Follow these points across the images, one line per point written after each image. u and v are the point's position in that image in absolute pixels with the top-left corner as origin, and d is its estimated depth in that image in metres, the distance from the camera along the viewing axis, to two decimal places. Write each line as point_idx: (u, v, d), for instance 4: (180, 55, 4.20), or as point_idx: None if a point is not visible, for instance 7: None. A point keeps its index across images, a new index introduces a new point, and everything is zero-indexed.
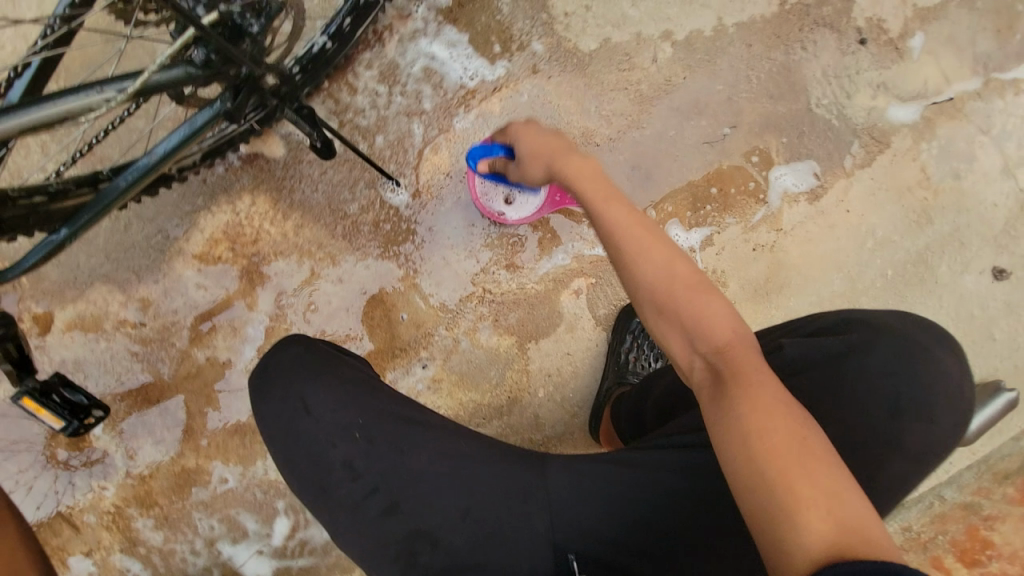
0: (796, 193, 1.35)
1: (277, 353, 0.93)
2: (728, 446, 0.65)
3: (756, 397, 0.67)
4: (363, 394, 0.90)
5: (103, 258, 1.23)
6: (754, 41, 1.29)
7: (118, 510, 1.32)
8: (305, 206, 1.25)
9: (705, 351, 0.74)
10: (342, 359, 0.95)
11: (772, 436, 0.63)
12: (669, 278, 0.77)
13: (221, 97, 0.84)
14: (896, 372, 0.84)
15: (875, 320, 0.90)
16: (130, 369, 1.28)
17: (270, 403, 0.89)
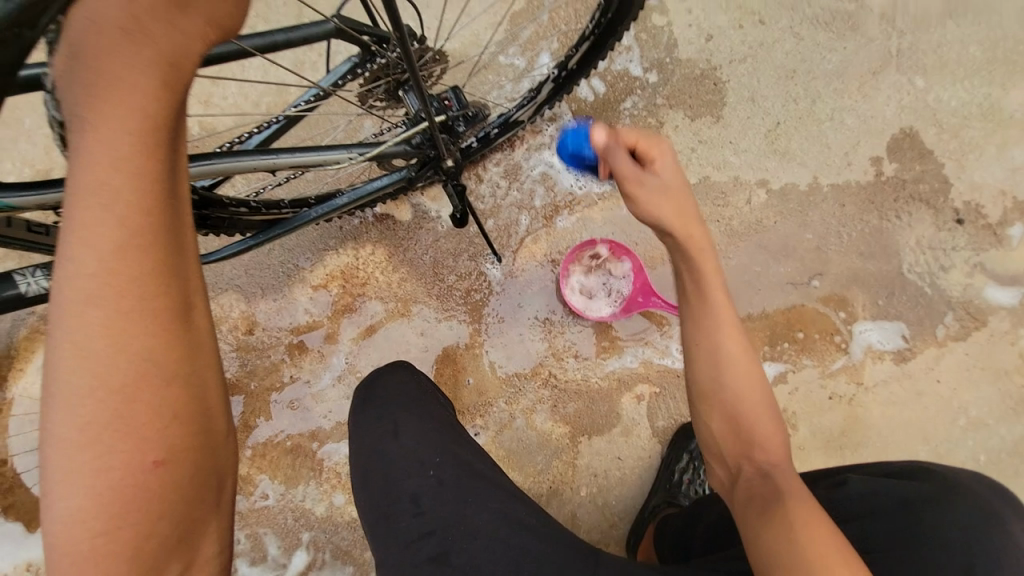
0: (879, 351, 1.33)
1: (388, 375, 1.04)
2: (767, 538, 0.68)
3: (798, 507, 0.69)
4: (445, 435, 0.96)
5: (241, 270, 1.46)
6: (848, 202, 1.38)
7: None
8: (413, 264, 1.43)
9: (759, 461, 0.78)
10: (434, 398, 1.03)
11: (806, 539, 0.65)
12: (745, 378, 0.80)
13: (410, 167, 0.99)
14: (981, 532, 0.70)
15: (957, 472, 0.80)
16: (226, 369, 1.43)
17: (366, 414, 0.99)
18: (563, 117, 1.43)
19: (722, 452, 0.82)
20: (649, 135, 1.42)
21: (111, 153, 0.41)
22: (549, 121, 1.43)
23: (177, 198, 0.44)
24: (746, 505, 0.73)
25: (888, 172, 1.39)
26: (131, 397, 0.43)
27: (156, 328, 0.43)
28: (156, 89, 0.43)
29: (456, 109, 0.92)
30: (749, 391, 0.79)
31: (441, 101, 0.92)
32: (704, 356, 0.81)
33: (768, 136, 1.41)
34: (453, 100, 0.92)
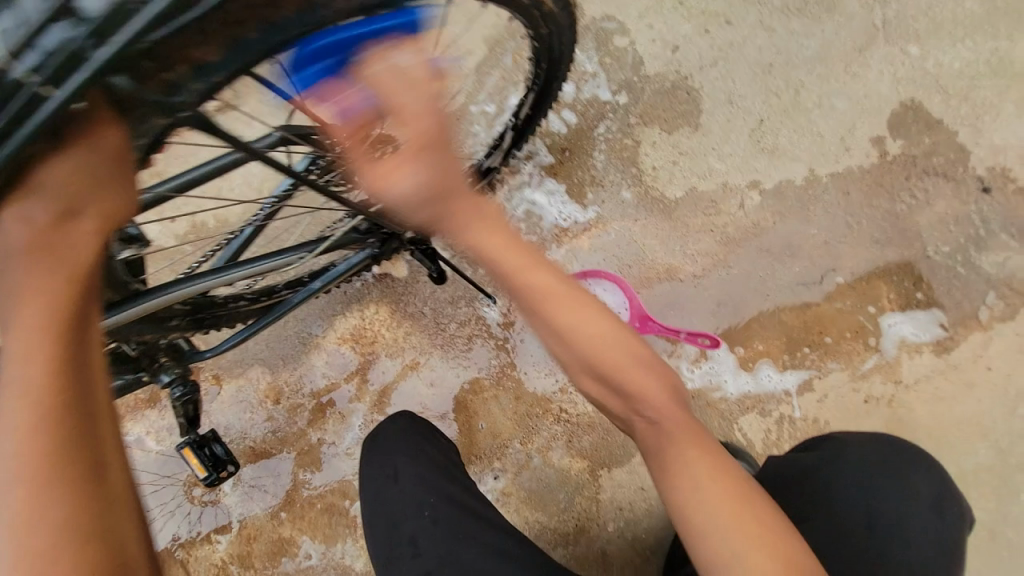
0: (916, 344, 1.21)
1: (385, 424, 1.03)
2: (678, 494, 0.76)
3: (687, 450, 0.78)
4: (439, 474, 0.98)
5: (264, 344, 1.57)
6: (853, 190, 1.29)
7: (224, 565, 1.51)
8: (416, 318, 1.49)
9: (650, 416, 0.81)
10: (432, 443, 1.02)
11: (717, 502, 0.73)
12: (597, 348, 0.77)
13: (369, 245, 1.04)
14: (868, 481, 0.96)
15: (850, 437, 1.03)
16: (261, 437, 1.54)
17: (367, 462, 1.01)
18: (538, 152, 1.44)
19: (612, 409, 0.84)
20: (627, 155, 1.41)
21: (26, 345, 0.47)
22: (525, 159, 1.44)
23: (88, 365, 0.49)
24: (650, 449, 0.81)
25: (893, 150, 1.29)
26: (51, 561, 0.44)
27: (73, 488, 0.45)
28: (65, 281, 0.50)
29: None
30: (622, 357, 0.78)
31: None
32: (568, 333, 0.76)
33: (753, 135, 1.36)
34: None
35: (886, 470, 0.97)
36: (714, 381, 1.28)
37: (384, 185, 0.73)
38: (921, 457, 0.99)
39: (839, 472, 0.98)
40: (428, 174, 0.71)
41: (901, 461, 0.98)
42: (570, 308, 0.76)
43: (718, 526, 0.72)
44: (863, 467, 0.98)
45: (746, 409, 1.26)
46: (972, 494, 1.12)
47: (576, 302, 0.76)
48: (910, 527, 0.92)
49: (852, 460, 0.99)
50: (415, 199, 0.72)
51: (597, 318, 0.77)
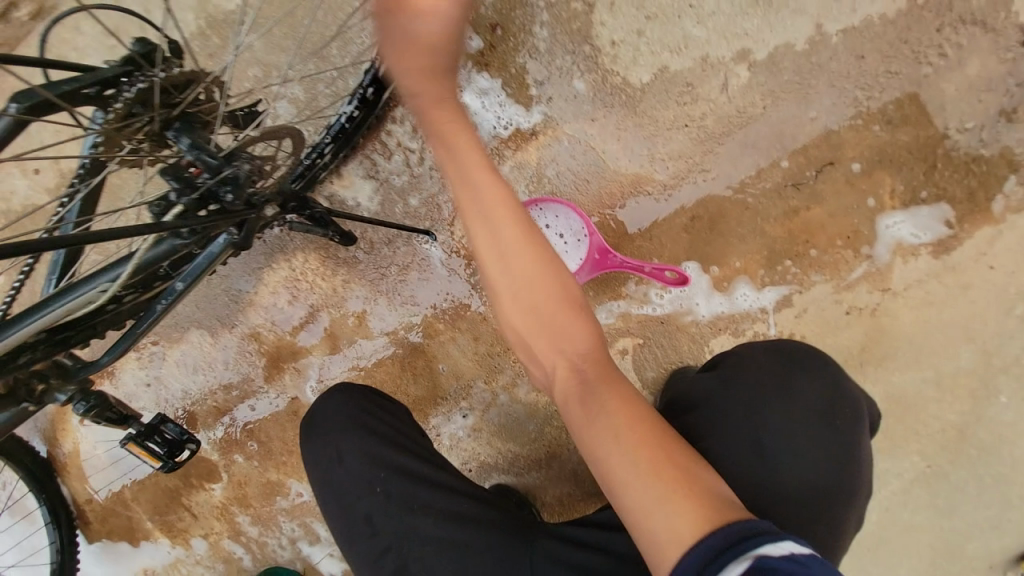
0: (914, 245, 1.05)
1: (323, 397, 1.01)
2: (596, 441, 0.65)
3: (615, 397, 0.67)
4: (384, 448, 0.95)
5: (194, 306, 1.42)
6: (868, 52, 0.99)
7: (224, 506, 1.56)
8: (350, 264, 1.31)
9: (570, 357, 0.67)
10: (380, 412, 1.00)
11: (634, 451, 0.63)
12: (533, 286, 0.65)
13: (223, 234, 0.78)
14: (820, 399, 0.87)
15: (793, 345, 0.94)
16: (221, 396, 1.48)
17: (312, 445, 0.99)
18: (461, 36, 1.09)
19: (532, 351, 0.68)
20: (576, 28, 1.06)
21: None
22: None
23: None
24: (567, 399, 0.68)
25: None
26: None
27: None
28: None
29: (208, 177, 0.71)
30: (555, 292, 0.66)
31: (186, 169, 0.71)
32: (476, 246, 0.66)
33: None
34: (202, 165, 0.70)
35: (778, 376, 0.89)
36: (685, 305, 1.16)
37: (406, 19, 0.65)
38: (810, 353, 0.92)
39: (729, 395, 0.88)
40: (426, 49, 0.66)
41: (790, 361, 0.91)
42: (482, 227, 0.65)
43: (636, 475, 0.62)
44: (757, 381, 0.88)
45: (719, 331, 1.15)
46: (945, 396, 1.09)
47: (499, 208, 0.65)
48: (816, 434, 0.85)
49: (744, 373, 0.90)
50: (423, 44, 0.66)
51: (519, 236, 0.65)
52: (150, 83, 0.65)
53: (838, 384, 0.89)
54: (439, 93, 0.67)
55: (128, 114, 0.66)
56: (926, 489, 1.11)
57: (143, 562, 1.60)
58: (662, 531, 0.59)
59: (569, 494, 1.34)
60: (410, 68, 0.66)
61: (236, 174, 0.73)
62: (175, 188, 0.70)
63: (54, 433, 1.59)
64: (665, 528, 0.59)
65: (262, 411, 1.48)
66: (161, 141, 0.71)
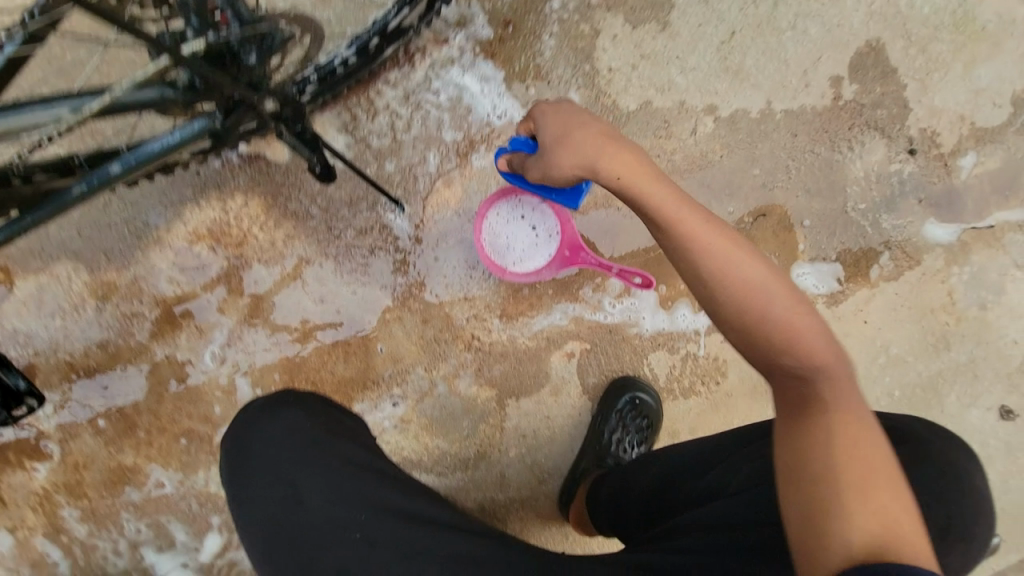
0: (813, 295, 1.28)
1: (254, 424, 0.85)
2: (783, 463, 0.66)
3: (824, 429, 0.65)
4: (356, 477, 0.81)
5: (75, 232, 1.15)
6: (800, 132, 1.23)
7: (44, 495, 1.20)
8: (300, 218, 1.18)
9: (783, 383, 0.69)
10: (338, 432, 0.86)
11: (835, 483, 0.61)
12: (741, 306, 0.71)
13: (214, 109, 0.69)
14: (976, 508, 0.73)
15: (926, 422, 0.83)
16: (82, 350, 1.19)
17: (257, 485, 0.81)
18: (473, 21, 1.13)
19: (768, 377, 0.71)
20: (581, 46, 1.16)
21: None
22: (456, 27, 1.13)
23: None
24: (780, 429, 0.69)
25: (847, 95, 1.22)
26: None
27: None
28: None
29: (239, 28, 0.62)
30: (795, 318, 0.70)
31: (210, 13, 0.60)
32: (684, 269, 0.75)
33: (720, 49, 1.19)
34: (232, 14, 0.62)
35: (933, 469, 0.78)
36: (632, 317, 1.25)
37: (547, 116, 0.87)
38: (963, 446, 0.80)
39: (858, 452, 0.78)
40: (582, 119, 0.85)
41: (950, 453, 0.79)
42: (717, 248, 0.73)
43: (818, 500, 0.61)
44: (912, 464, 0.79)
45: (658, 346, 1.26)
46: None
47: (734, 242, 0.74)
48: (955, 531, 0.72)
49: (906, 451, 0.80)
50: (580, 119, 0.84)
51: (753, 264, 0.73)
52: None
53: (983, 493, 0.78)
54: (595, 139, 0.81)
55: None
56: None
57: None
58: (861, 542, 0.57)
59: (492, 499, 1.28)
60: (573, 131, 0.83)
61: (271, 32, 0.65)
62: (190, 27, 0.59)
63: None
64: (837, 552, 0.57)
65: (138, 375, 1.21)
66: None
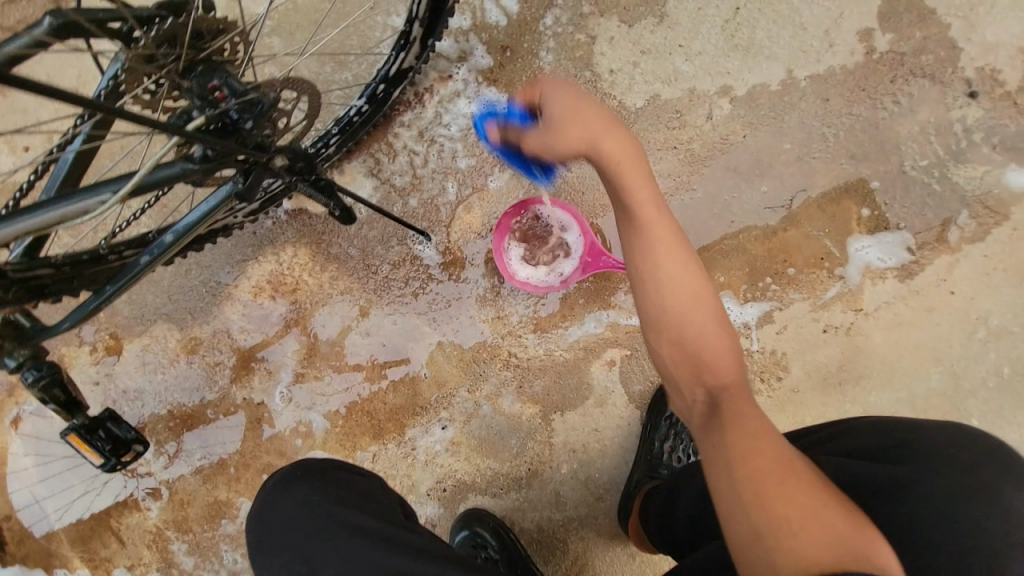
0: (881, 270, 1.14)
1: (268, 505, 0.83)
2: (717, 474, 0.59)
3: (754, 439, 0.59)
4: (373, 544, 0.76)
5: (164, 299, 1.35)
6: (833, 95, 1.13)
7: (159, 530, 1.37)
8: (340, 260, 1.29)
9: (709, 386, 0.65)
10: (350, 498, 0.83)
11: (766, 496, 0.54)
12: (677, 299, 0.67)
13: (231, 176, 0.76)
14: None
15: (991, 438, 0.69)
16: (179, 399, 1.37)
17: (273, 565, 0.78)
18: (473, 53, 1.18)
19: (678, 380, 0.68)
20: (579, 56, 1.17)
21: None
22: (457, 61, 1.19)
23: None
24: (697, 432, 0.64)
25: (881, 46, 1.11)
26: None
27: None
28: None
29: (233, 102, 0.68)
30: (718, 339, 0.66)
31: (210, 94, 0.67)
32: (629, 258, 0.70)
33: (726, 28, 1.14)
34: (227, 90, 0.67)
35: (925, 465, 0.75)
36: None
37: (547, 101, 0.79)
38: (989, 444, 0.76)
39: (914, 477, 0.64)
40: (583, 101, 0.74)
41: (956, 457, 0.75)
42: (649, 243, 0.69)
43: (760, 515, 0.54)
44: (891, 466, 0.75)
45: None
46: (919, 416, 1.13)
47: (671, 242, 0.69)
48: None
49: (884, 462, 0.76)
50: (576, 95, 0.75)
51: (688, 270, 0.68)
52: (184, 17, 0.62)
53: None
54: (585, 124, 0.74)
55: (153, 50, 0.62)
56: None
57: None
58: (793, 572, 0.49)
59: (550, 518, 1.26)
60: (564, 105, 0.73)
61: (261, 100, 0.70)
62: (197, 106, 0.68)
63: None
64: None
65: (234, 426, 1.36)
66: (184, 80, 0.66)
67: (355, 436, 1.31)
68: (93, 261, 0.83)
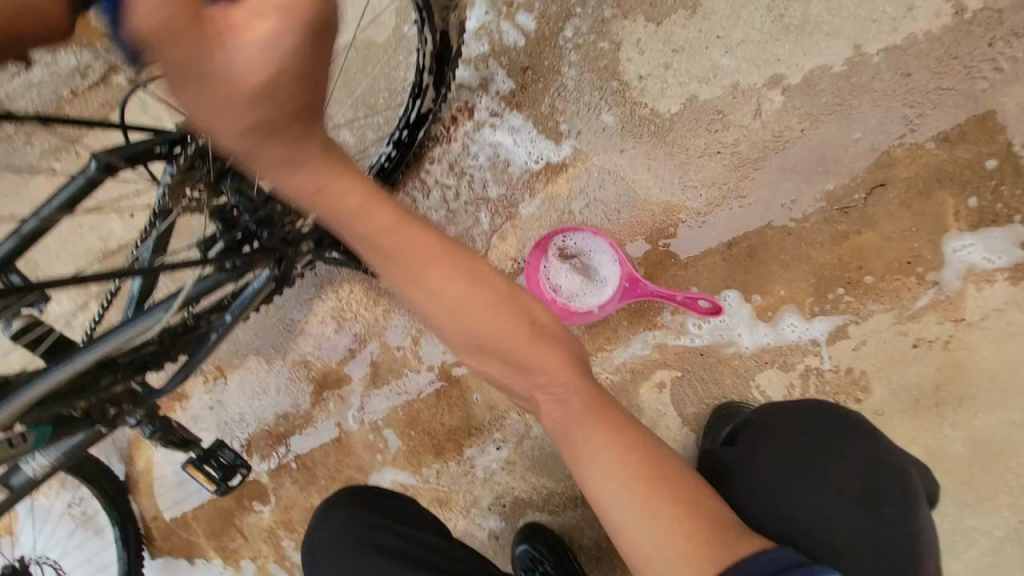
0: (985, 271, 0.96)
1: (317, 527, 0.97)
2: (588, 474, 0.72)
3: (597, 436, 0.73)
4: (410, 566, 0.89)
5: (252, 335, 1.53)
6: (915, 68, 0.97)
7: (271, 530, 1.59)
8: (391, 294, 1.40)
9: (543, 390, 0.75)
10: (387, 524, 0.94)
11: (618, 489, 0.69)
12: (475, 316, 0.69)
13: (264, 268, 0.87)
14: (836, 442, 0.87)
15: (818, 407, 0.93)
16: (273, 421, 1.55)
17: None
18: (494, 79, 1.14)
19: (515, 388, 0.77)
20: (604, 65, 1.09)
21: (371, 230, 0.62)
22: (479, 90, 1.15)
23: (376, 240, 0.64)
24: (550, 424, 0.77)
25: (973, 3, 0.95)
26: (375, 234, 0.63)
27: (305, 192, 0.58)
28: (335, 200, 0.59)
29: (248, 216, 0.79)
30: (526, 345, 0.74)
31: (231, 212, 0.80)
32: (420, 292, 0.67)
33: (773, 9, 1.01)
34: (241, 208, 0.79)
35: (797, 449, 0.87)
36: (725, 337, 1.08)
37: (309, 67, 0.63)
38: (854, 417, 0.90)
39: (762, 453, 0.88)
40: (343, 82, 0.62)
41: (814, 434, 0.89)
42: (427, 282, 0.67)
43: (625, 505, 0.69)
44: (772, 454, 0.87)
45: (764, 364, 1.07)
46: None
47: (452, 267, 0.68)
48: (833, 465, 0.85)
49: (762, 452, 0.88)
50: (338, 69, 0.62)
51: (478, 291, 0.71)
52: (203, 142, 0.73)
53: (878, 456, 0.85)
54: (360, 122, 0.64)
55: (190, 167, 0.74)
56: (1015, 550, 0.97)
57: None
58: (649, 543, 0.67)
59: (607, 536, 1.28)
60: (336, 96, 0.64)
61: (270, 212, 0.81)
62: (220, 229, 0.80)
63: (131, 450, 1.64)
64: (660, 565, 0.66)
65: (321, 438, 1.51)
66: (217, 190, 0.76)
67: (420, 454, 1.41)
68: (184, 331, 0.94)
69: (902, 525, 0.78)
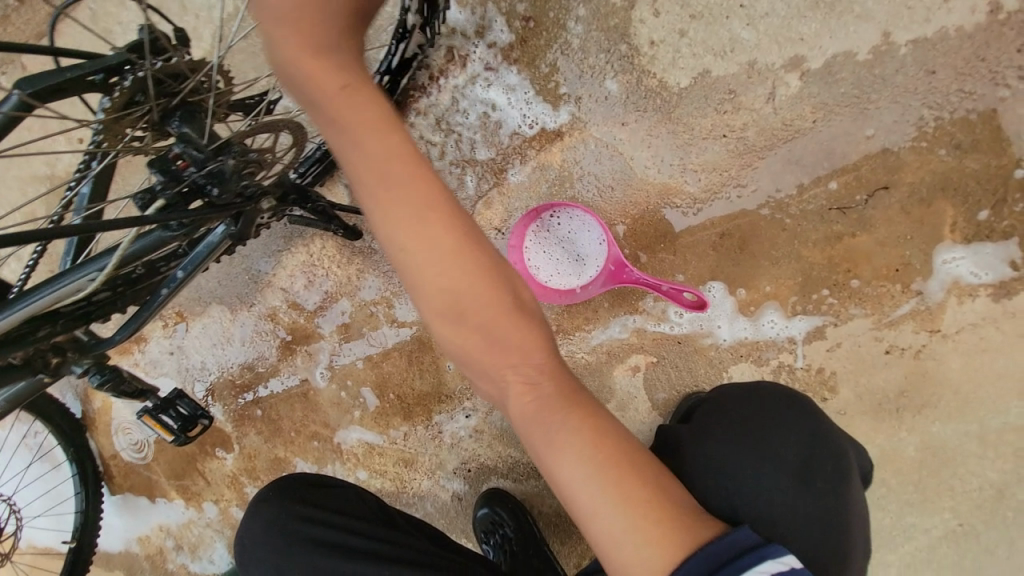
0: (970, 285, 0.96)
1: (253, 517, 0.96)
2: (564, 472, 0.55)
3: (573, 423, 0.55)
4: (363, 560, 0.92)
5: (216, 282, 1.45)
6: (941, 66, 0.91)
7: (234, 477, 1.56)
8: (365, 254, 1.33)
9: (524, 369, 0.55)
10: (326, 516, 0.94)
11: (592, 481, 0.54)
12: (451, 274, 0.52)
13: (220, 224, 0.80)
14: (788, 424, 0.87)
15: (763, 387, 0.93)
16: (237, 371, 1.50)
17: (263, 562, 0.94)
18: (492, 28, 1.03)
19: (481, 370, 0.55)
20: (615, 24, 0.99)
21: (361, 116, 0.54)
22: (475, 37, 1.04)
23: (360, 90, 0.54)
24: (525, 423, 0.56)
25: (1010, 2, 0.88)
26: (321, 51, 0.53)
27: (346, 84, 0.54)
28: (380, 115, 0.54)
29: (195, 171, 0.69)
30: (495, 293, 0.53)
31: (173, 161, 0.69)
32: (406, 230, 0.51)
33: None
34: (188, 159, 0.69)
35: (748, 422, 0.88)
36: (705, 327, 1.07)
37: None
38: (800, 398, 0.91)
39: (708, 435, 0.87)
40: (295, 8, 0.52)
41: (763, 413, 0.89)
42: (407, 210, 0.52)
43: (606, 500, 0.54)
44: (722, 433, 0.87)
45: (739, 357, 1.06)
46: (989, 453, 1.00)
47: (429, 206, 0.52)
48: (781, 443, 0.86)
49: (716, 426, 0.88)
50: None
51: (451, 235, 0.52)
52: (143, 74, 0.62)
53: (823, 435, 0.86)
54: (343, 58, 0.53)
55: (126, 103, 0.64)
56: (951, 548, 1.02)
57: (157, 522, 1.63)
58: (630, 546, 0.54)
59: None
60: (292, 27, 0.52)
61: (222, 166, 0.71)
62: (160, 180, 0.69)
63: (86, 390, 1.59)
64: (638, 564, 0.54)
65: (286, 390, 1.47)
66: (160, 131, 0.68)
67: (388, 416, 1.40)
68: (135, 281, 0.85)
69: (832, 496, 0.82)
